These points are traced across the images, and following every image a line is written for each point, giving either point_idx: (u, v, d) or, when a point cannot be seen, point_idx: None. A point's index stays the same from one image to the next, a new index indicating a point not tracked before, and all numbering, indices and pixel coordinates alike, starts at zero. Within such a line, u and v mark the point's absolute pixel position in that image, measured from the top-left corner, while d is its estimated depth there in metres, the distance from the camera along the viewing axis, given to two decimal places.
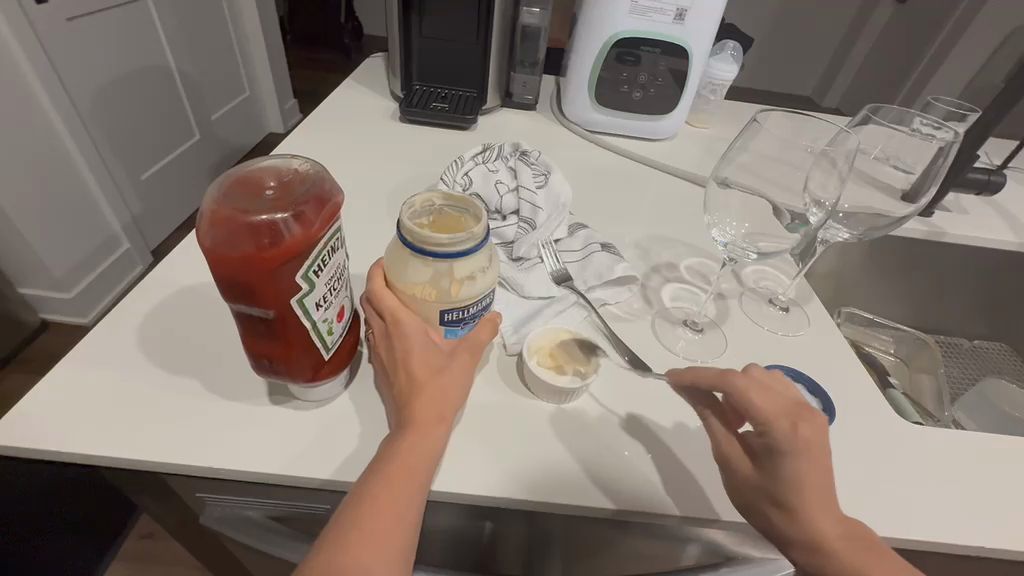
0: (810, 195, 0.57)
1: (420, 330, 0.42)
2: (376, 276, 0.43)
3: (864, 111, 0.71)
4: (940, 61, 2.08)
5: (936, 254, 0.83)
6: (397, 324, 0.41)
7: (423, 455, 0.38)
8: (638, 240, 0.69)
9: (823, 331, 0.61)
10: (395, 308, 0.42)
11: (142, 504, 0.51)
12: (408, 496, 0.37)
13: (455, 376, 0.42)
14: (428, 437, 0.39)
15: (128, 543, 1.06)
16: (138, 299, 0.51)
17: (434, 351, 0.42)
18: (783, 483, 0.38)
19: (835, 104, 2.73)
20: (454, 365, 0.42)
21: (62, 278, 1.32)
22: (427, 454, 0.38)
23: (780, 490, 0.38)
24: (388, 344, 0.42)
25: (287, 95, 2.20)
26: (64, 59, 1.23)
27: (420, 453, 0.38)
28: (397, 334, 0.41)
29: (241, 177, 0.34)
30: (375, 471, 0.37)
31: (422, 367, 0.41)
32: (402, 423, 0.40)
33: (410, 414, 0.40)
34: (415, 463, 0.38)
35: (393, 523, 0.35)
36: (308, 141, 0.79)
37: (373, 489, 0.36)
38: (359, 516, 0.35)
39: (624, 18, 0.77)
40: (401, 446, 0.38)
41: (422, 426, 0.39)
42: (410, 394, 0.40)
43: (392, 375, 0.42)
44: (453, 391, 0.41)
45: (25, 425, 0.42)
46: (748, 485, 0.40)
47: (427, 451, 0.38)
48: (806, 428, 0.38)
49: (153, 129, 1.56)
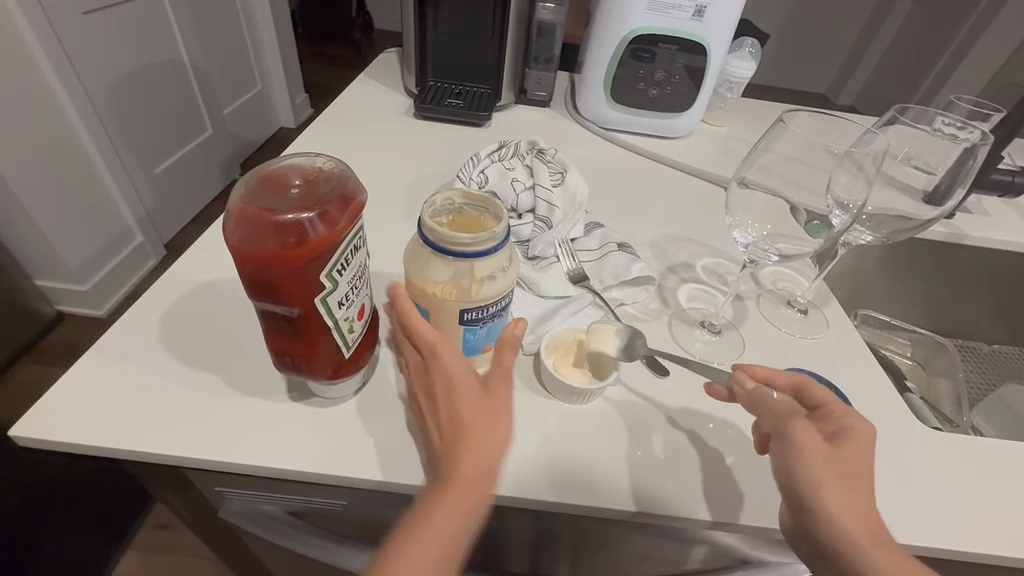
0: (832, 195, 0.56)
1: (460, 364, 0.40)
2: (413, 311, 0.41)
3: (890, 111, 0.68)
4: (959, 59, 2.03)
5: (957, 257, 0.81)
6: (436, 360, 0.40)
7: (461, 513, 0.35)
8: (653, 240, 0.68)
9: (842, 334, 0.60)
10: (434, 341, 0.40)
11: (160, 497, 0.51)
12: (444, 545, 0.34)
13: (495, 424, 0.38)
14: (467, 486, 0.36)
15: (141, 534, 1.11)
16: (156, 295, 0.52)
17: (470, 394, 0.39)
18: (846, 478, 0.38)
19: (850, 102, 2.69)
20: (491, 410, 0.38)
21: (76, 270, 1.33)
22: (466, 503, 0.35)
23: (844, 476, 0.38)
24: (425, 380, 0.41)
25: (299, 90, 2.20)
26: (79, 52, 1.24)
27: (457, 509, 0.35)
28: (434, 369, 0.40)
29: (267, 175, 0.34)
30: (407, 524, 0.35)
31: (460, 413, 0.38)
32: (441, 465, 0.37)
33: (448, 466, 0.36)
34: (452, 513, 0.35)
35: (434, 574, 0.33)
36: (323, 136, 0.79)
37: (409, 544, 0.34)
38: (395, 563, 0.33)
39: (640, 15, 0.76)
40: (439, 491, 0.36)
41: (459, 481, 0.35)
42: (448, 434, 0.38)
43: (429, 414, 0.40)
44: (496, 434, 0.38)
45: (47, 417, 0.42)
46: (819, 470, 0.38)
47: (468, 500, 0.35)
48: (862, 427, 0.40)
49: (166, 123, 1.57)
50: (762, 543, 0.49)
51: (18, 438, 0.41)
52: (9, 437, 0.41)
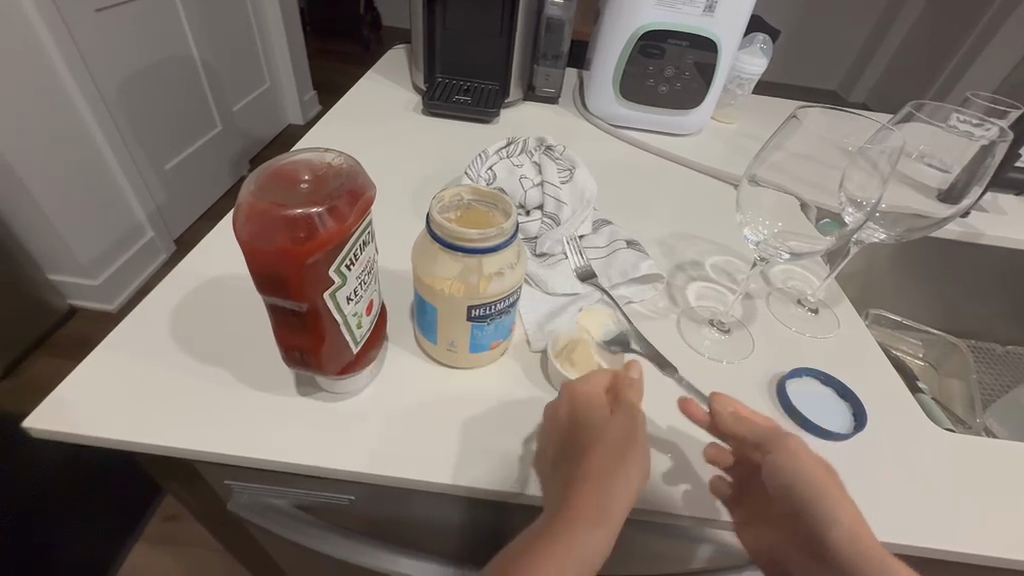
0: (845, 193, 0.56)
1: (605, 417, 0.42)
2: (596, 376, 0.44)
3: (906, 108, 0.66)
4: (975, 54, 1.99)
5: (971, 256, 0.80)
6: (585, 411, 0.42)
7: (590, 552, 0.37)
8: (662, 238, 0.68)
9: (854, 334, 0.59)
10: (593, 403, 0.42)
11: (170, 489, 0.52)
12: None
13: (630, 478, 0.39)
14: (589, 540, 0.37)
15: (152, 525, 1.11)
16: (166, 289, 0.52)
17: (614, 447, 0.40)
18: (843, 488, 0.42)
19: (862, 99, 2.65)
20: (631, 466, 0.40)
21: (87, 265, 1.34)
22: (584, 549, 0.37)
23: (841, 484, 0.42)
24: (559, 422, 0.43)
25: (307, 87, 2.21)
26: (93, 52, 1.26)
27: (585, 546, 0.37)
28: (581, 416, 0.42)
29: (276, 170, 0.34)
30: (534, 546, 0.38)
31: (599, 460, 0.40)
32: (576, 465, 0.40)
33: (579, 502, 0.39)
34: (578, 554, 0.37)
35: None
36: (331, 133, 0.79)
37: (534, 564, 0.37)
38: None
39: (650, 10, 0.75)
40: (561, 529, 0.38)
41: (591, 522, 0.38)
42: (577, 477, 0.40)
43: (556, 454, 0.42)
44: (631, 485, 0.39)
45: (60, 409, 0.43)
46: (822, 480, 0.41)
47: (586, 545, 0.37)
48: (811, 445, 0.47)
49: (177, 120, 1.58)
50: None
51: (31, 430, 0.42)
52: (23, 429, 0.42)
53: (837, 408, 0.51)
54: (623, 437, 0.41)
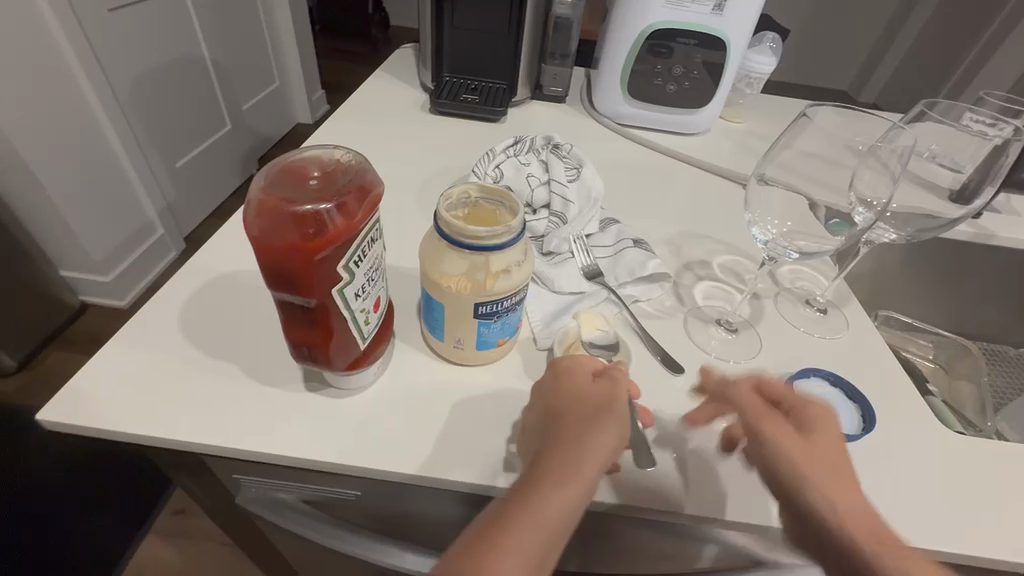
0: (856, 193, 0.55)
1: (583, 381, 0.42)
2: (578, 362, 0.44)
3: (918, 106, 0.67)
4: (990, 52, 1.95)
5: (983, 258, 0.79)
6: (564, 379, 0.43)
7: (560, 506, 0.35)
8: (670, 237, 0.68)
9: (863, 335, 0.59)
10: (571, 374, 0.43)
11: (181, 483, 0.53)
12: (522, 538, 0.34)
13: (603, 436, 0.38)
14: (554, 493, 0.36)
15: (163, 516, 1.12)
16: (177, 286, 0.53)
17: (589, 407, 0.40)
18: (823, 470, 0.39)
19: (872, 99, 2.62)
20: (603, 425, 0.39)
21: (99, 262, 1.36)
22: (550, 505, 0.35)
23: (821, 467, 0.39)
24: (539, 396, 0.43)
25: (316, 86, 2.22)
26: (107, 51, 1.27)
27: (556, 502, 0.35)
28: (559, 382, 0.43)
29: (286, 167, 0.34)
30: (508, 501, 0.36)
31: (573, 420, 0.39)
32: (552, 424, 0.40)
33: (551, 457, 0.38)
34: (544, 508, 0.35)
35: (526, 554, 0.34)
36: (339, 131, 0.80)
37: (508, 516, 0.35)
38: (489, 538, 0.34)
39: (659, 9, 0.75)
40: (527, 485, 0.37)
41: (561, 476, 0.37)
42: (549, 434, 0.39)
43: (534, 424, 0.42)
44: (604, 444, 0.38)
45: (72, 402, 0.43)
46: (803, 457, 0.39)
47: (553, 500, 0.36)
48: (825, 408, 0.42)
49: (188, 119, 1.60)
50: (777, 543, 0.49)
51: (44, 422, 0.42)
52: (37, 422, 0.42)
53: (846, 410, 0.51)
54: (597, 400, 0.41)
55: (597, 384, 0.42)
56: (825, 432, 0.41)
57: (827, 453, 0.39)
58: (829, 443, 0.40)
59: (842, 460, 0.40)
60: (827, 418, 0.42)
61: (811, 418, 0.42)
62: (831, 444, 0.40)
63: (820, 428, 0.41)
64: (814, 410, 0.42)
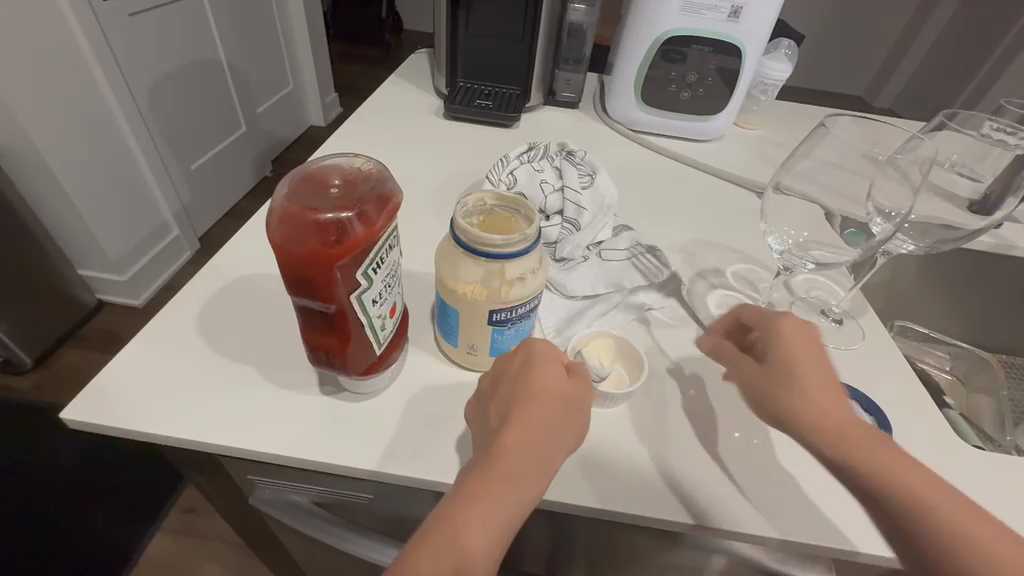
0: (873, 203, 0.55)
1: (557, 376, 0.41)
2: (539, 341, 0.43)
3: (937, 117, 0.67)
4: (1012, 55, 1.91)
5: (1003, 269, 0.77)
6: (534, 369, 0.41)
7: (524, 497, 0.36)
8: (683, 244, 0.67)
9: (879, 346, 0.58)
10: (541, 359, 0.41)
11: (194, 483, 0.53)
12: (483, 531, 0.34)
13: (569, 431, 0.39)
14: (518, 487, 0.36)
15: (171, 515, 1.10)
16: (194, 288, 0.53)
17: (559, 400, 0.40)
18: (785, 388, 0.40)
19: (888, 105, 2.59)
20: (569, 420, 0.40)
21: (115, 261, 1.39)
22: (512, 500, 0.35)
23: (782, 391, 0.40)
24: (505, 381, 0.41)
25: (330, 90, 2.24)
26: (126, 54, 1.30)
27: (520, 494, 0.36)
28: (530, 372, 0.41)
29: (308, 174, 0.35)
30: (472, 491, 0.35)
31: (543, 413, 0.39)
32: (522, 408, 0.39)
33: (518, 447, 0.37)
34: (511, 501, 0.35)
35: (489, 539, 0.34)
36: (355, 136, 0.80)
37: (471, 505, 0.34)
38: (453, 531, 0.33)
39: (674, 16, 0.75)
40: (489, 476, 0.36)
41: (530, 469, 0.36)
42: (516, 421, 0.38)
43: (496, 409, 0.40)
44: (569, 437, 0.39)
45: (92, 402, 0.44)
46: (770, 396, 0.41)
47: (515, 493, 0.36)
48: (790, 325, 0.43)
49: (204, 121, 1.63)
50: (787, 554, 0.49)
51: (67, 420, 0.43)
52: (60, 420, 0.43)
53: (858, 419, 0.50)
54: (566, 393, 0.40)
55: (568, 381, 0.41)
56: (791, 354, 0.41)
57: (791, 373, 0.41)
58: (795, 352, 0.41)
59: (817, 375, 0.40)
60: (793, 333, 0.42)
61: (770, 338, 0.43)
62: (795, 355, 0.41)
63: (781, 340, 0.42)
64: (774, 328, 0.43)
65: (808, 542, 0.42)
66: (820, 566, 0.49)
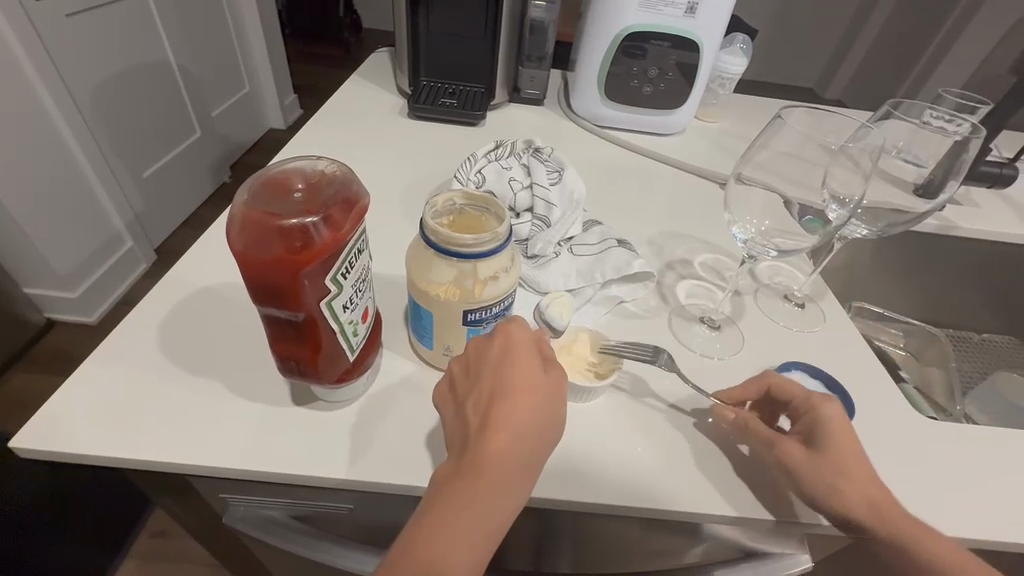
0: (829, 190, 0.56)
1: (535, 369, 0.38)
2: (516, 332, 0.40)
3: (885, 106, 0.71)
4: (947, 47, 2.02)
5: (949, 247, 0.82)
6: (511, 360, 0.38)
7: (513, 496, 0.34)
8: (651, 237, 0.69)
9: (839, 328, 0.60)
10: (518, 345, 0.39)
11: (163, 506, 0.51)
12: (467, 536, 0.32)
13: (553, 418, 0.37)
14: (506, 490, 0.33)
15: (140, 539, 1.11)
16: (153, 302, 0.51)
17: (542, 389, 0.37)
18: (849, 481, 0.42)
19: (837, 97, 2.71)
20: (555, 408, 0.37)
21: (64, 277, 1.31)
22: (496, 500, 0.33)
23: (847, 482, 0.41)
24: (480, 373, 0.38)
25: (288, 91, 2.19)
26: (64, 55, 1.22)
27: (509, 494, 0.34)
28: (506, 362, 0.38)
29: (268, 179, 0.33)
30: (458, 495, 0.33)
31: (527, 404, 0.36)
32: (505, 403, 0.36)
33: (504, 446, 0.34)
34: (500, 503, 0.33)
35: (479, 544, 0.32)
36: (317, 138, 0.79)
37: (461, 510, 0.32)
38: (438, 543, 0.31)
39: (635, 12, 0.76)
40: (470, 477, 0.33)
41: (520, 465, 0.34)
42: (499, 419, 0.35)
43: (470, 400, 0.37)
44: (553, 425, 0.37)
45: (44, 429, 0.41)
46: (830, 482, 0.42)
47: (499, 495, 0.33)
48: (834, 412, 0.45)
49: (154, 126, 1.55)
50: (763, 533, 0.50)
51: (18, 449, 0.40)
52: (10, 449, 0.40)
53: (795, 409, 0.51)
54: (548, 379, 0.38)
55: (548, 374, 0.39)
56: (846, 437, 0.43)
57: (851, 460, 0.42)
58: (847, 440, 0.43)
59: (864, 474, 0.42)
60: (838, 420, 0.45)
61: (823, 426, 0.44)
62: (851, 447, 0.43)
63: (833, 428, 0.44)
64: (827, 415, 0.44)
65: (782, 521, 0.43)
66: (794, 542, 0.51)
